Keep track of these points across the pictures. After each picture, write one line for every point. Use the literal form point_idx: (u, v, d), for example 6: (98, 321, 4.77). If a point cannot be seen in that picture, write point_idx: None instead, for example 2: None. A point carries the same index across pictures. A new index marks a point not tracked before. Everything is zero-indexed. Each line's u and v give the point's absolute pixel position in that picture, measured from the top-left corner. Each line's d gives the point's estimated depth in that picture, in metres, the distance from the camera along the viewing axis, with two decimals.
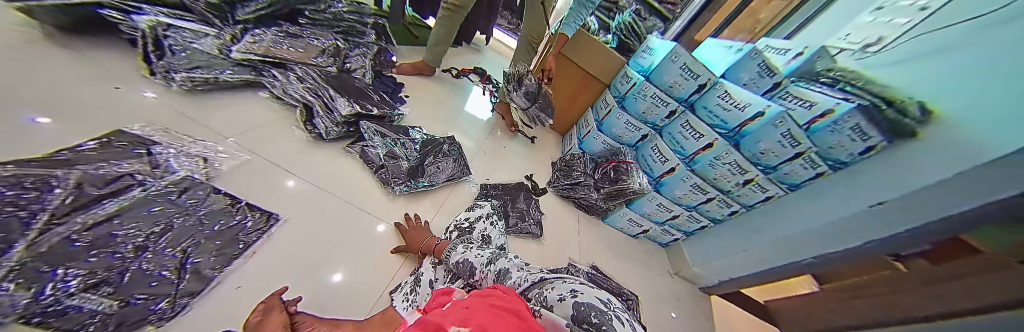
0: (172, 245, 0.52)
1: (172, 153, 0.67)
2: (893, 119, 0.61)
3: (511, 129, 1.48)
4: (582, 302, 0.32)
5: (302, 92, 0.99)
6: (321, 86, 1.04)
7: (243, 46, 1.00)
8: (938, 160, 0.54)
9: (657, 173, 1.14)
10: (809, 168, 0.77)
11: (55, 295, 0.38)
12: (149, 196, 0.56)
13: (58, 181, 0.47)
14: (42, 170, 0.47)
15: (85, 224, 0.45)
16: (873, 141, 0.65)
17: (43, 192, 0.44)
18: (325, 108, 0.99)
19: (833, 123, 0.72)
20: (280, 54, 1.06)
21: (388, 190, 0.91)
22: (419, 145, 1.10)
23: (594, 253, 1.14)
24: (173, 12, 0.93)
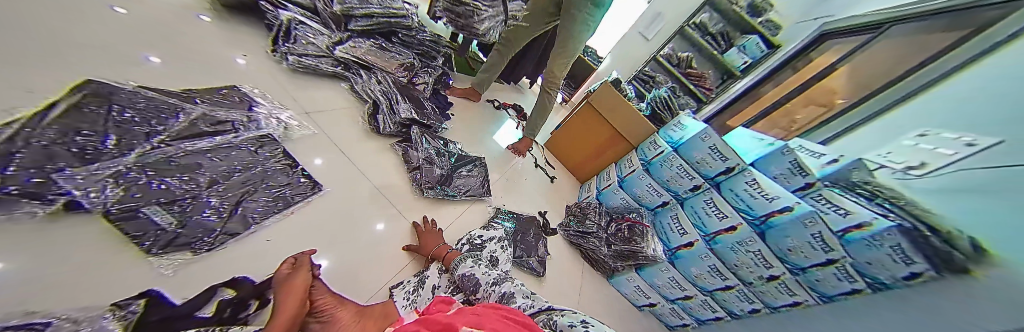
0: (233, 187, 0.65)
1: (265, 113, 0.84)
2: (940, 248, 0.52)
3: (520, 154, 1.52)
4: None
5: (375, 92, 1.16)
6: (391, 91, 1.20)
7: (345, 48, 1.22)
8: (986, 306, 0.43)
9: (674, 245, 1.11)
10: (845, 281, 0.68)
11: (139, 203, 0.51)
12: (232, 143, 0.71)
13: (179, 115, 0.66)
14: (174, 105, 0.67)
15: (185, 151, 0.61)
16: (919, 267, 0.55)
17: (169, 119, 0.64)
18: (386, 108, 1.13)
19: (867, 238, 0.63)
20: (369, 59, 1.27)
21: (419, 192, 0.99)
22: (455, 158, 1.18)
23: (591, 310, 1.07)
24: (306, 13, 1.23)
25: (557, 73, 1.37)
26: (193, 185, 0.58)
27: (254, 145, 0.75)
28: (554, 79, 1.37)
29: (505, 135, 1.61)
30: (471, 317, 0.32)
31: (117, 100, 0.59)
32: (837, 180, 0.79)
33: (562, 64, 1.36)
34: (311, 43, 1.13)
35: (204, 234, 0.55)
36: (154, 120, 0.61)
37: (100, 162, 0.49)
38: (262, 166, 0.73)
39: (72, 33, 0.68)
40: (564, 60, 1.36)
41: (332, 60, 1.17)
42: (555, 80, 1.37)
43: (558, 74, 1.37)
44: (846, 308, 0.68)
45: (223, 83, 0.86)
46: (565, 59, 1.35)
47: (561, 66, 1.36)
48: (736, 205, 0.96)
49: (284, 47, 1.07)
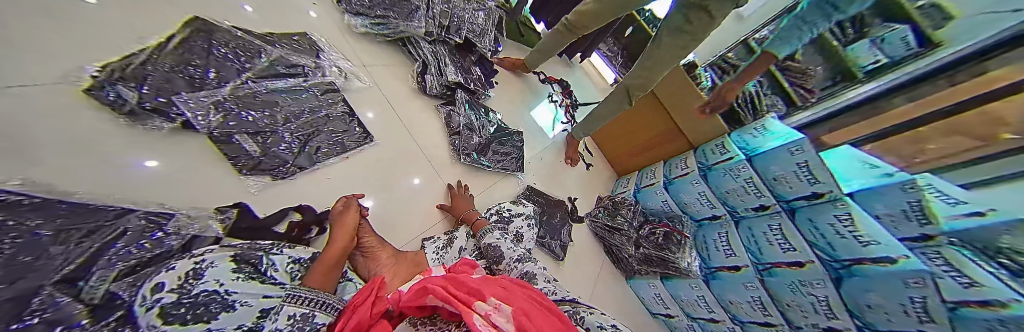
0: (302, 125, 0.73)
1: (328, 62, 0.89)
2: None
3: (568, 161, 1.41)
4: None
5: (424, 52, 1.13)
6: (440, 55, 1.17)
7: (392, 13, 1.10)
8: None
9: (714, 264, 1.04)
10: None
11: (232, 132, 0.61)
12: (301, 85, 0.78)
13: (261, 54, 0.74)
14: (256, 44, 0.75)
15: (265, 89, 0.70)
16: None
17: (252, 57, 0.72)
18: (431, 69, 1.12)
19: (986, 321, 0.45)
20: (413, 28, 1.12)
21: (455, 157, 1.01)
22: (494, 128, 1.17)
23: (603, 303, 1.11)
24: None
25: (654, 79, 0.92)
26: (272, 121, 0.68)
27: (318, 92, 0.80)
28: (644, 85, 0.95)
29: (545, 117, 1.52)
30: (493, 291, 0.34)
31: (215, 36, 0.68)
32: (971, 239, 0.49)
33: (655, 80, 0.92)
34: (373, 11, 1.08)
35: (280, 164, 0.65)
36: (243, 57, 0.70)
37: (204, 90, 0.59)
38: (331, 110, 0.81)
39: None
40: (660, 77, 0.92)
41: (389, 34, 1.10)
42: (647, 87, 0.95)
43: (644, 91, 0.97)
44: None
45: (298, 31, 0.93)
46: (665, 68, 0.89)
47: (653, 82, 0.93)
48: (811, 239, 0.78)
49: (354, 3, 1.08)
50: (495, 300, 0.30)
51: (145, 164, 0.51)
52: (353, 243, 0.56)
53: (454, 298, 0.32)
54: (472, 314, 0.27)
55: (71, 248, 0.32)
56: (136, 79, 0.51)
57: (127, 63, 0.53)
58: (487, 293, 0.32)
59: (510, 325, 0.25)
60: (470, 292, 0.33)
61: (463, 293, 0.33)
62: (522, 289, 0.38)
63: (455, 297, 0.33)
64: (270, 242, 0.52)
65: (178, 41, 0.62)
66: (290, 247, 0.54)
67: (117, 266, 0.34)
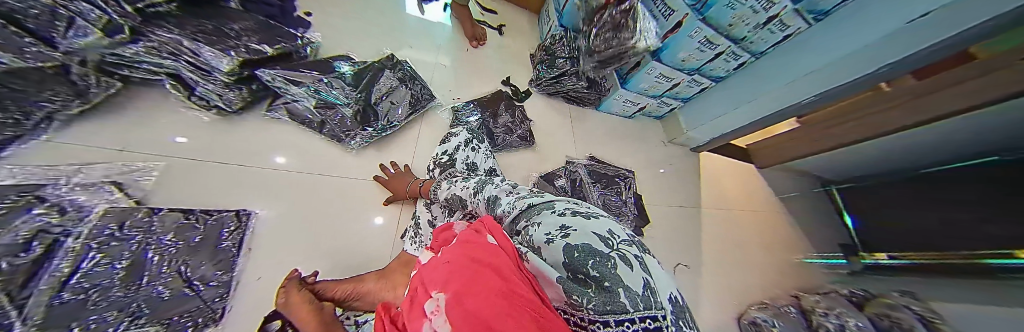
0: (167, 265, 0.49)
1: (66, 185, 0.50)
2: None
3: (476, 43, 1.18)
4: (575, 243, 0.28)
5: (139, 49, 0.54)
6: (181, 36, 0.57)
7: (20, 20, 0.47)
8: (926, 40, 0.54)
9: (658, 38, 0.95)
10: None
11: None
12: (93, 236, 0.46)
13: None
14: None
15: (61, 275, 0.41)
16: None
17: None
18: (217, 39, 0.61)
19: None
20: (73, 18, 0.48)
21: (346, 146, 0.78)
22: (355, 78, 0.82)
23: (591, 145, 1.17)
24: None
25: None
26: (123, 293, 0.44)
27: (118, 194, 0.53)
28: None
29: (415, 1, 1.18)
30: (448, 268, 0.24)
31: None
32: None
33: None
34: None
35: (187, 310, 0.47)
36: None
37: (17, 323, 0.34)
38: (140, 216, 0.52)
39: None
40: None
41: (70, 98, 0.53)
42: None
43: None
44: (836, 19, 0.67)
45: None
46: None
47: None
48: None
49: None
50: (422, 316, 0.18)
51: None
52: (330, 311, 0.42)
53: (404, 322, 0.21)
54: (418, 327, 0.18)
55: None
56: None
57: None
58: (441, 279, 0.23)
59: (448, 319, 0.15)
60: (416, 299, 0.24)
61: (405, 310, 0.24)
62: (488, 237, 0.29)
63: (414, 303, 0.23)
64: None
65: None
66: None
67: None
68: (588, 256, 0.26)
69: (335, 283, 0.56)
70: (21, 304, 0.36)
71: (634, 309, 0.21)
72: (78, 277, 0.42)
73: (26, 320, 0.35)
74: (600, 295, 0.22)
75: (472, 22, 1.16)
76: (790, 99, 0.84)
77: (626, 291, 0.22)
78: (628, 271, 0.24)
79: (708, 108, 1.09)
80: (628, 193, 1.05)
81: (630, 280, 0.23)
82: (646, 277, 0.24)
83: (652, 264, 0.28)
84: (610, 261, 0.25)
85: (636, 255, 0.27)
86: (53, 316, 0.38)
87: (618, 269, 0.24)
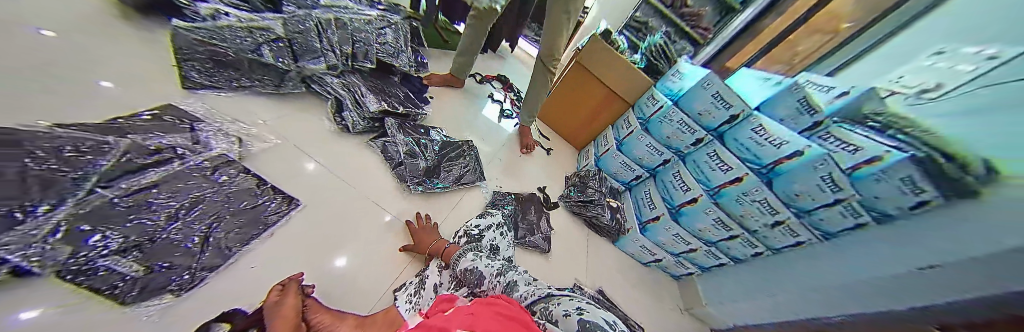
0: (200, 219, 0.58)
1: (212, 131, 0.73)
2: (952, 174, 0.50)
3: (522, 150, 1.44)
4: (587, 319, 0.30)
5: (336, 87, 1.00)
6: (356, 83, 1.05)
7: (283, 46, 0.95)
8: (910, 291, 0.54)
9: (676, 202, 1.11)
10: (849, 217, 0.69)
11: (91, 256, 0.44)
12: (185, 169, 0.62)
13: (110, 148, 0.54)
14: (95, 136, 0.54)
15: (128, 189, 0.51)
16: (928, 196, 0.55)
17: (98, 156, 0.51)
18: (376, 91, 1.07)
19: (880, 172, 0.61)
20: (307, 56, 0.98)
21: (405, 188, 0.91)
22: (439, 146, 1.07)
23: (601, 278, 1.13)
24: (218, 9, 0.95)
25: (560, 47, 1.19)
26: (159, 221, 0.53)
27: (235, 146, 0.73)
28: (554, 54, 1.20)
29: (494, 112, 1.54)
30: (485, 325, 0.26)
31: (28, 139, 0.46)
32: (847, 115, 0.71)
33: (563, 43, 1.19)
34: (207, 50, 0.85)
35: (170, 262, 0.50)
36: (84, 152, 0.50)
37: (71, 202, 0.44)
38: (227, 171, 0.68)
39: None
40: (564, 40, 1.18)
41: (269, 85, 0.91)
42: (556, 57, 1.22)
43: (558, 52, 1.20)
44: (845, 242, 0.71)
45: (177, 86, 0.80)
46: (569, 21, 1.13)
47: (561, 44, 1.18)
48: (741, 155, 0.92)
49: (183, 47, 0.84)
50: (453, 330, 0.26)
51: (24, 316, 0.37)
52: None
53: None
54: None
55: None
56: (76, 165, 0.48)
57: None
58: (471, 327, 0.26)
59: None
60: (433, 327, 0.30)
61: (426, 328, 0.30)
62: (511, 311, 0.32)
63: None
64: None
65: None
66: None
67: None
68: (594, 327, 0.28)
69: (324, 308, 0.51)
70: (91, 191, 0.47)
71: None
72: (130, 198, 0.51)
73: (70, 204, 0.44)
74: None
75: (529, 136, 1.42)
76: (802, 310, 0.77)
77: None
78: None
79: (732, 290, 1.01)
80: None
81: None
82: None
83: None
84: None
85: None
86: (93, 213, 0.46)
87: None
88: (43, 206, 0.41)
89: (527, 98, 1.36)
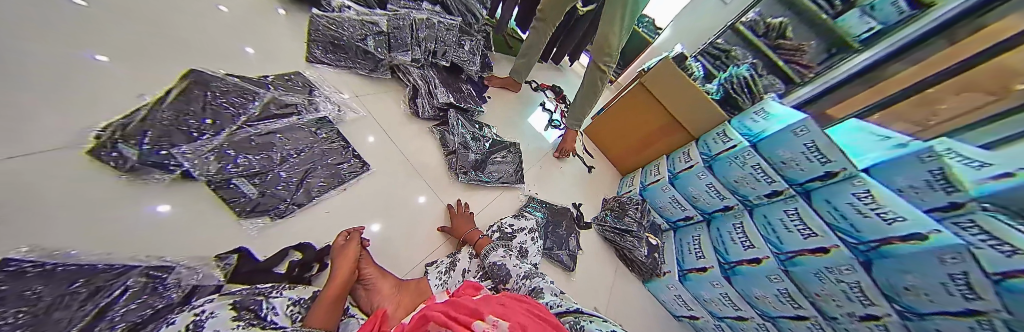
0: (301, 163, 0.72)
1: (323, 97, 0.90)
2: None
3: (558, 155, 1.43)
4: None
5: (415, 76, 1.13)
6: (431, 76, 1.17)
7: (379, 37, 1.12)
8: None
9: (732, 258, 0.98)
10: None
11: (230, 173, 0.61)
12: (298, 124, 0.78)
13: (255, 98, 0.74)
14: (248, 88, 0.75)
15: (260, 131, 0.69)
16: None
17: (248, 102, 0.72)
18: (448, 85, 1.19)
19: None
20: (396, 47, 1.14)
21: (452, 177, 0.97)
22: (490, 143, 1.13)
23: (624, 314, 1.05)
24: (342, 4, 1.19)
25: (614, 40, 1.15)
26: (276, 160, 0.68)
27: (333, 112, 0.88)
28: (609, 48, 1.17)
29: (544, 121, 1.58)
30: (507, 313, 0.30)
31: (211, 85, 0.69)
32: (1006, 202, 0.46)
33: (622, 36, 1.16)
34: (328, 35, 1.08)
35: (276, 191, 0.65)
36: (241, 100, 0.71)
37: (225, 129, 0.64)
38: (326, 130, 0.82)
39: (180, 33, 0.84)
40: (624, 35, 1.16)
41: (365, 69, 1.08)
42: (611, 52, 1.18)
43: (617, 41, 1.15)
44: None
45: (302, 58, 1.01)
46: (629, 16, 1.11)
47: (619, 38, 1.16)
48: (833, 222, 0.74)
49: (316, 33, 1.08)
50: (486, 316, 0.29)
51: (159, 209, 0.52)
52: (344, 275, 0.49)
53: (453, 320, 0.29)
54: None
55: (30, 301, 0.29)
56: (236, 107, 0.69)
57: (128, 121, 0.55)
58: (497, 312, 0.30)
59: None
60: (466, 308, 0.32)
61: (463, 307, 0.33)
62: (536, 310, 0.33)
63: (460, 313, 0.32)
64: (270, 285, 0.50)
65: (177, 93, 0.63)
66: (288, 289, 0.50)
67: (174, 295, 0.42)
68: None
69: (381, 272, 0.58)
70: (236, 128, 0.66)
71: None
72: (258, 137, 0.68)
73: (221, 133, 0.63)
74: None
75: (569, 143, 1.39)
76: None
77: None
78: None
79: None
80: None
81: None
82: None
83: None
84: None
85: None
86: (234, 143, 0.64)
87: None
88: (205, 134, 0.61)
89: (574, 105, 1.33)
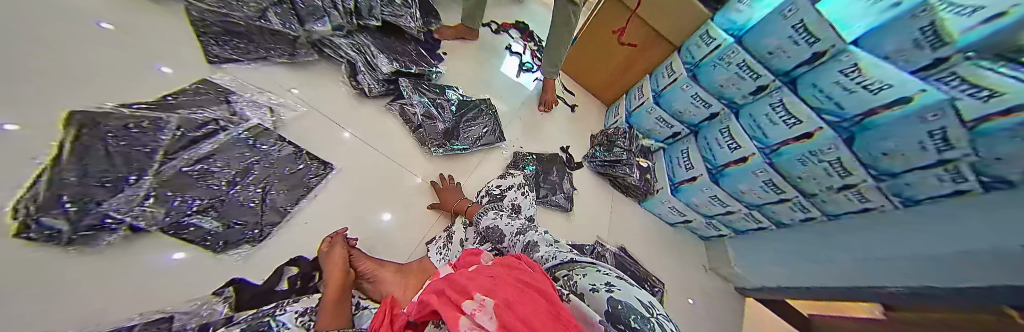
0: (255, 183, 0.67)
1: (246, 101, 0.76)
2: None
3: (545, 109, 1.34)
4: (620, 299, 0.30)
5: (347, 49, 0.94)
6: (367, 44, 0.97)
7: (283, 8, 0.86)
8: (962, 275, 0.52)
9: (720, 162, 1.00)
10: (949, 182, 0.53)
11: (180, 215, 0.56)
12: (231, 140, 0.68)
13: (164, 123, 0.60)
14: (152, 113, 0.61)
15: (189, 160, 0.60)
16: None
17: (157, 131, 0.59)
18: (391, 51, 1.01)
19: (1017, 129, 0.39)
20: (310, 15, 0.89)
21: (425, 151, 0.92)
22: (456, 106, 1.04)
23: (624, 235, 1.14)
24: None
25: None
26: (225, 187, 0.62)
27: (267, 115, 0.76)
28: None
29: (516, 65, 1.44)
30: (491, 286, 0.28)
31: (103, 119, 0.55)
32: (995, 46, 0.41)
33: None
34: (218, 20, 0.83)
35: (241, 219, 0.61)
36: (145, 129, 0.58)
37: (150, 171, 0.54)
38: (268, 139, 0.73)
39: None
40: None
41: (284, 56, 0.87)
42: None
43: None
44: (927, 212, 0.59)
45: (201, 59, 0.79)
46: None
47: None
48: (820, 106, 0.71)
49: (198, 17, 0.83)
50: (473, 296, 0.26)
51: (173, 257, 0.54)
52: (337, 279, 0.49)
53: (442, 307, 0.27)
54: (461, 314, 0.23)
55: None
56: (143, 141, 0.57)
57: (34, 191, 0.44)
58: (483, 288, 0.28)
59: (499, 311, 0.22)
60: (457, 288, 0.30)
61: (453, 286, 0.31)
62: (524, 276, 0.31)
63: (445, 298, 0.29)
64: (272, 306, 0.50)
65: (70, 144, 0.50)
66: (293, 302, 0.52)
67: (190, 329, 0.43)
68: (631, 312, 0.27)
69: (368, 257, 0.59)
70: (164, 164, 0.57)
71: None
72: (194, 169, 0.60)
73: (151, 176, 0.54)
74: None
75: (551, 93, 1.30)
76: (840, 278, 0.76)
77: None
78: None
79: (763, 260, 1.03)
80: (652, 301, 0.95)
81: None
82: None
83: None
84: (651, 323, 0.26)
85: None
86: (172, 183, 0.56)
87: None
88: (132, 178, 0.52)
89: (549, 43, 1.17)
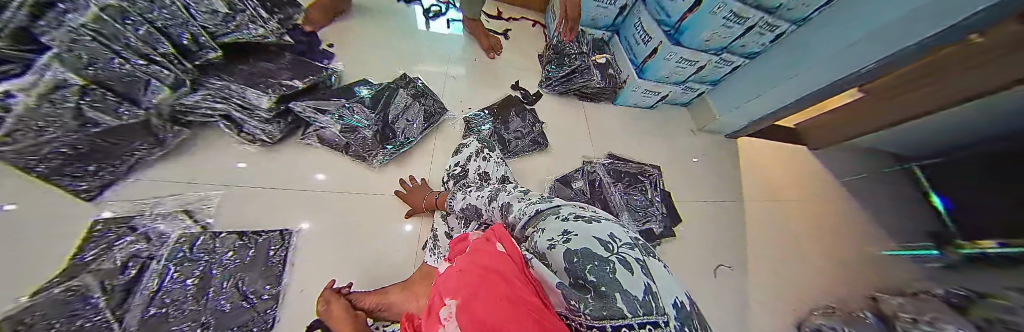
0: (226, 283, 0.58)
1: (151, 220, 0.61)
2: None
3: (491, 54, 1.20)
4: (577, 249, 0.24)
5: (204, 102, 0.67)
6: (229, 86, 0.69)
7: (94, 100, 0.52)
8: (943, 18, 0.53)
9: (675, 19, 0.91)
10: None
11: None
12: (168, 264, 0.57)
13: (92, 287, 0.49)
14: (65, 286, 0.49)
15: (143, 302, 0.51)
16: None
17: (84, 297, 0.48)
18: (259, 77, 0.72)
19: None
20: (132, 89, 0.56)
21: (365, 163, 0.83)
22: (371, 101, 0.87)
23: (607, 142, 1.11)
24: None
25: None
26: (195, 304, 0.54)
27: (187, 221, 0.64)
28: None
29: (422, 17, 1.24)
30: (461, 274, 0.19)
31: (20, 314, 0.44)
32: None
33: None
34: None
35: (243, 321, 0.55)
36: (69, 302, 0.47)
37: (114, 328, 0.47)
38: (202, 240, 0.62)
39: None
40: None
41: (153, 146, 0.66)
42: None
43: None
44: None
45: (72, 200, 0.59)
46: None
47: None
48: None
49: None
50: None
51: None
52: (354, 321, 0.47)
53: None
54: None
55: None
56: (79, 314, 0.46)
57: None
58: (452, 283, 0.19)
59: None
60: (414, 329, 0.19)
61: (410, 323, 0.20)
62: (497, 246, 0.24)
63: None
64: None
65: None
66: None
67: None
68: (588, 260, 0.22)
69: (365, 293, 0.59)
70: (119, 315, 0.48)
71: (634, 313, 0.15)
72: (155, 305, 0.52)
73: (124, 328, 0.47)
74: (597, 300, 0.16)
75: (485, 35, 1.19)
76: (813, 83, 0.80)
77: (625, 294, 0.17)
78: (634, 275, 0.19)
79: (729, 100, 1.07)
80: (652, 189, 0.98)
81: (629, 283, 0.18)
82: (650, 282, 0.19)
83: (657, 267, 0.23)
84: (609, 265, 0.21)
85: (642, 260, 0.22)
86: (144, 326, 0.49)
87: (623, 273, 0.19)
88: None
89: None
